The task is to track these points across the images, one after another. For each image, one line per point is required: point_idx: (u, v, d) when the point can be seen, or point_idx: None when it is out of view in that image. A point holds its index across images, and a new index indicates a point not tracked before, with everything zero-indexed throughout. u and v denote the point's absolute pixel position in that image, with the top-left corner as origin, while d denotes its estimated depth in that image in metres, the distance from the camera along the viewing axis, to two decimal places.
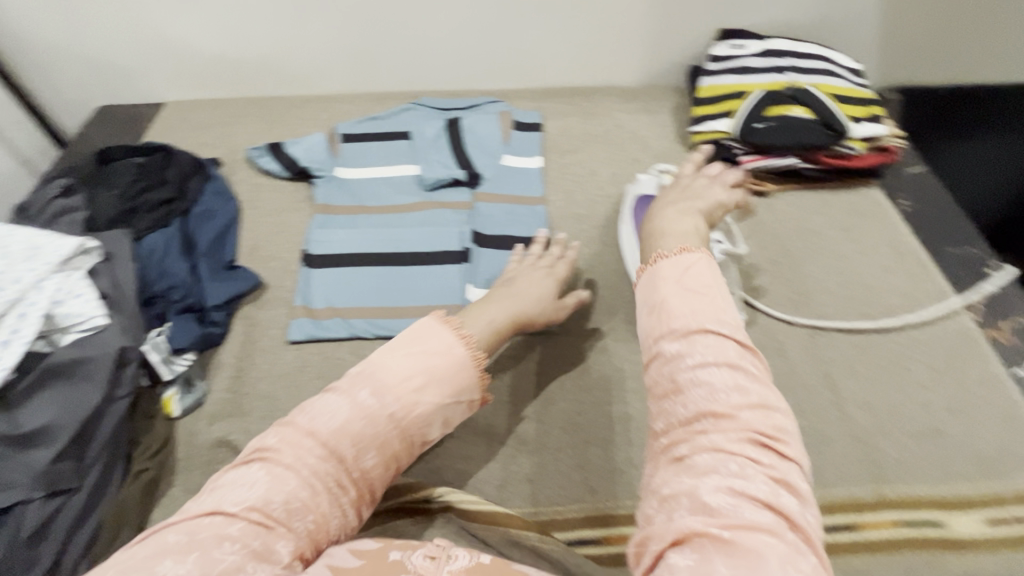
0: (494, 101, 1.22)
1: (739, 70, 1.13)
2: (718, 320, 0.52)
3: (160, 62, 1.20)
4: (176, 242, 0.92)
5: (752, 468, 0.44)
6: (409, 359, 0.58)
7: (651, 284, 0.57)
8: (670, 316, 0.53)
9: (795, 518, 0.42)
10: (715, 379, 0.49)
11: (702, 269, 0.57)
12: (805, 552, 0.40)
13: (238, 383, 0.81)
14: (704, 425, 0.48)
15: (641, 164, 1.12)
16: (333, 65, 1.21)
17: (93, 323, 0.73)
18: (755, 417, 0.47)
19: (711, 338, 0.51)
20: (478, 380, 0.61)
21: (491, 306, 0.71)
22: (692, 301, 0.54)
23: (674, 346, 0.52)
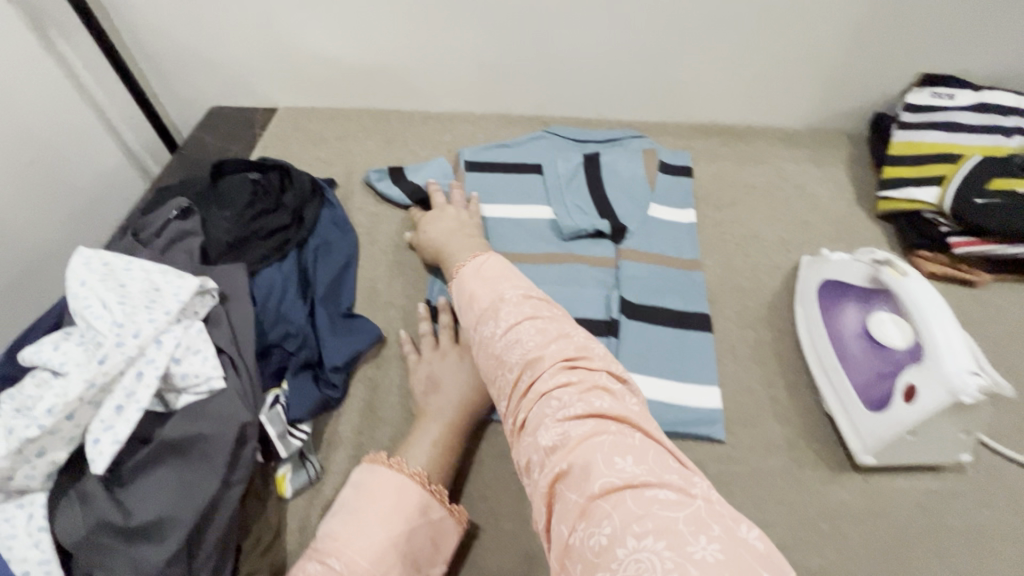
0: (638, 136, 1.07)
1: (946, 127, 0.94)
2: (507, 287, 0.58)
3: (281, 67, 1.12)
4: (294, 282, 0.83)
5: (569, 390, 0.48)
6: (343, 514, 0.59)
7: (457, 285, 0.62)
8: (475, 303, 0.58)
9: (614, 414, 0.46)
10: (527, 331, 0.53)
11: (493, 258, 0.63)
12: (631, 433, 0.45)
13: (357, 463, 0.70)
14: (524, 377, 0.51)
15: (813, 229, 0.95)
16: (464, 83, 1.10)
17: (210, 385, 0.64)
18: (557, 347, 0.51)
19: (515, 298, 0.57)
20: (426, 497, 0.62)
21: (423, 424, 0.68)
22: (491, 282, 0.59)
23: (484, 322, 0.56)
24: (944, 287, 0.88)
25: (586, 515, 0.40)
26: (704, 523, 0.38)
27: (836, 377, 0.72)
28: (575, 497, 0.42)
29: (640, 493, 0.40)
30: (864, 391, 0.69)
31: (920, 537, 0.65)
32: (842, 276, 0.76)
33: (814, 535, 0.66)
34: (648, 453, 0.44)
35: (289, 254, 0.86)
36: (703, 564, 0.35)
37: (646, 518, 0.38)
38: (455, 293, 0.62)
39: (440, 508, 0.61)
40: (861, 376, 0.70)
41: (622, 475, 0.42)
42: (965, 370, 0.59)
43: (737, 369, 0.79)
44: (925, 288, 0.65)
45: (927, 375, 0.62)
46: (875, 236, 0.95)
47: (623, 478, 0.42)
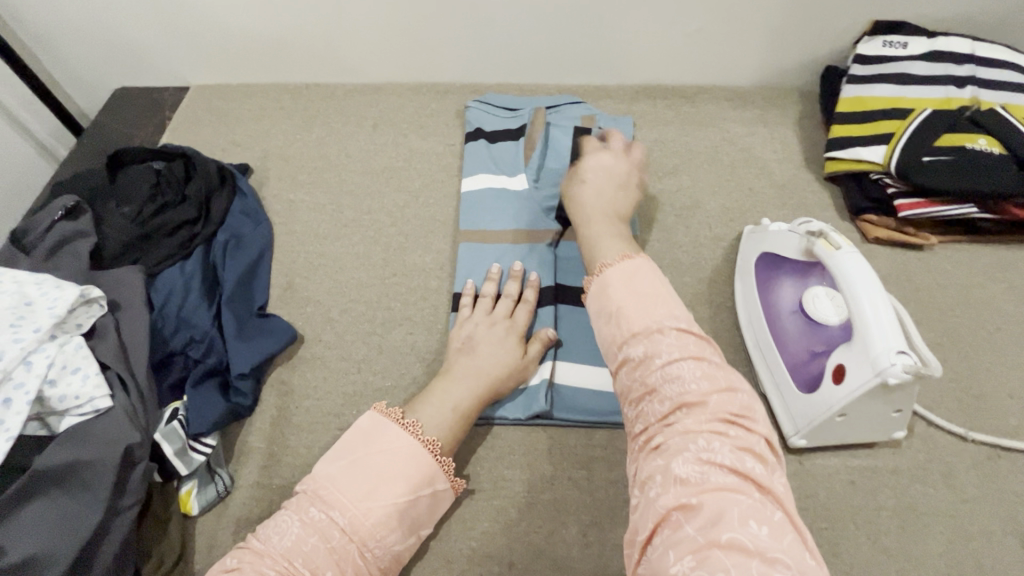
0: (576, 102, 0.99)
1: (896, 79, 0.88)
2: (674, 310, 0.54)
3: (182, 42, 1.01)
4: (197, 282, 0.76)
5: (717, 441, 0.45)
6: (353, 467, 0.57)
7: (599, 288, 0.58)
8: (625, 318, 0.55)
9: (761, 480, 0.44)
10: (684, 365, 0.50)
11: (650, 269, 0.58)
12: (773, 507, 0.42)
13: (268, 474, 0.66)
14: (677, 412, 0.48)
15: (759, 196, 0.90)
16: (385, 52, 1.01)
17: (94, 405, 0.59)
18: (718, 392, 0.49)
19: (677, 328, 0.53)
20: (440, 469, 0.60)
21: (450, 382, 0.67)
22: (648, 301, 0.55)
23: (639, 346, 0.53)
24: (890, 250, 0.84)
25: (703, 562, 0.39)
26: None
27: (768, 353, 0.70)
28: (693, 539, 0.40)
29: (769, 569, 0.38)
30: (795, 363, 0.67)
31: (853, 517, 0.64)
32: (778, 247, 0.72)
33: None
34: (789, 537, 0.40)
35: (194, 252, 0.80)
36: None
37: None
38: (596, 293, 0.58)
39: (444, 480, 0.60)
40: (789, 356, 0.68)
41: (753, 540, 0.39)
42: (894, 350, 0.56)
43: None
44: (858, 265, 0.61)
45: (856, 355, 0.59)
46: (823, 198, 0.90)
47: (754, 544, 0.39)
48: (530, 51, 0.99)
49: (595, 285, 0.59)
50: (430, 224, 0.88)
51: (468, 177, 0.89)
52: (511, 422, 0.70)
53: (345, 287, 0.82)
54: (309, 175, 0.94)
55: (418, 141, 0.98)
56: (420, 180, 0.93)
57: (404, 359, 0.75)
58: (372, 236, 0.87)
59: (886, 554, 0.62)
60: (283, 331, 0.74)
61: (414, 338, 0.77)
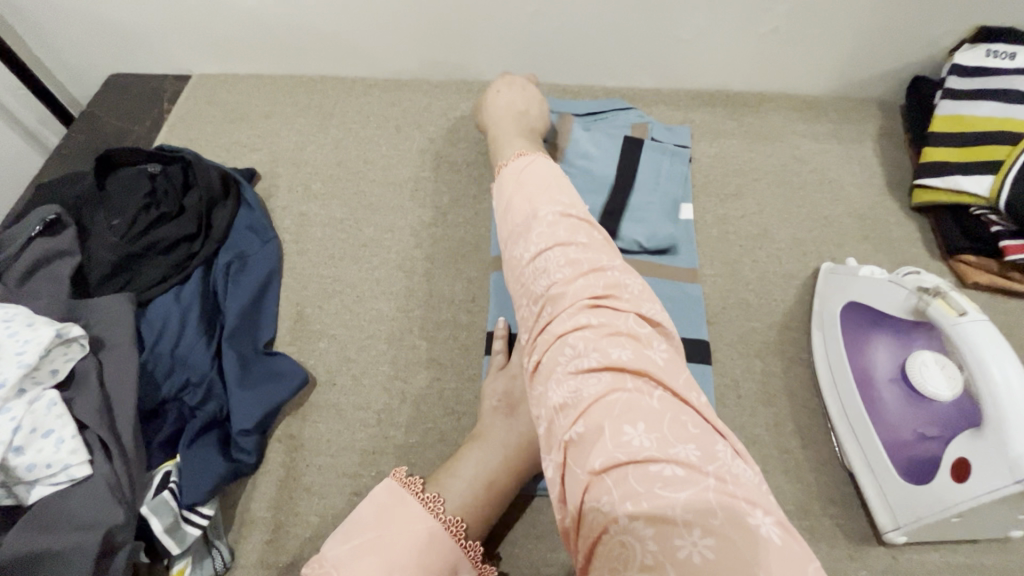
0: (625, 108, 0.87)
1: (1003, 97, 0.75)
2: (539, 205, 0.50)
3: (182, 26, 0.89)
4: (195, 313, 0.66)
5: (585, 338, 0.41)
6: (367, 553, 0.47)
7: (497, 199, 0.56)
8: (509, 225, 0.52)
9: (632, 364, 0.39)
10: (555, 261, 0.46)
11: (538, 166, 0.55)
12: (650, 391, 0.38)
13: (274, 548, 0.57)
14: (548, 316, 0.44)
15: (836, 226, 0.79)
16: (411, 45, 0.89)
17: (70, 473, 0.50)
18: (582, 279, 0.45)
19: (548, 219, 0.49)
20: (466, 559, 0.51)
21: (485, 451, 0.57)
22: (523, 201, 0.52)
23: (517, 249, 0.49)
24: (989, 297, 0.73)
25: (589, 482, 0.35)
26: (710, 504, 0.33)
27: (860, 427, 0.59)
28: (576, 455, 0.37)
29: (644, 470, 0.34)
30: (893, 442, 0.57)
31: None
32: (872, 299, 0.62)
33: None
34: (667, 417, 0.37)
35: (192, 275, 0.69)
36: (683, 564, 0.31)
37: (644, 497, 0.33)
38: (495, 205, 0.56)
39: (469, 568, 0.51)
40: (888, 435, 0.58)
41: (627, 447, 0.35)
42: None
43: (742, 414, 0.65)
44: (994, 336, 0.50)
45: (988, 457, 0.49)
46: (909, 231, 0.79)
47: (631, 447, 0.35)
48: (575, 48, 0.87)
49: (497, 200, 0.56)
50: (460, 247, 0.77)
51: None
52: None
53: (363, 321, 0.72)
54: (323, 184, 0.83)
55: (447, 148, 0.87)
56: (449, 195, 0.82)
57: (430, 410, 0.66)
58: (394, 259, 0.76)
59: None
60: (293, 374, 0.64)
61: (442, 384, 0.67)
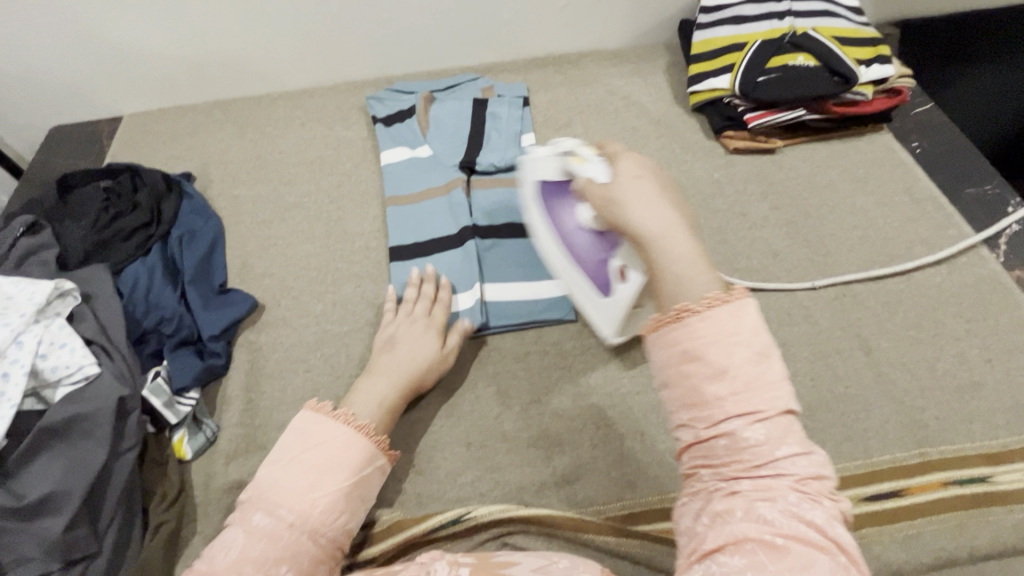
0: (474, 79, 1.14)
1: (732, 20, 1.05)
2: (771, 377, 0.44)
3: (113, 74, 1.11)
4: (160, 270, 0.85)
5: (794, 504, 0.41)
6: (293, 466, 0.61)
7: (703, 320, 0.45)
8: (734, 338, 0.44)
9: (840, 541, 0.40)
10: (776, 423, 0.43)
11: (749, 314, 0.45)
12: (854, 573, 0.39)
13: (251, 415, 0.76)
14: (750, 455, 0.43)
15: (641, 132, 1.07)
16: (301, 59, 1.13)
17: (83, 372, 0.67)
18: (811, 470, 0.42)
19: (781, 418, 0.43)
20: (378, 448, 0.66)
21: (375, 379, 0.72)
22: (755, 369, 0.44)
23: (735, 423, 0.43)
24: (750, 157, 1.01)
25: None
26: None
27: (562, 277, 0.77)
28: None
29: None
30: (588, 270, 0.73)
31: None
32: (545, 174, 0.77)
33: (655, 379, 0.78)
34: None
35: (153, 248, 0.89)
36: None
37: None
38: (691, 273, 0.47)
39: (382, 457, 0.66)
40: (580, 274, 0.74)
41: None
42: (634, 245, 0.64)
43: None
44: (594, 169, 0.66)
45: (631, 256, 0.66)
46: (693, 127, 1.08)
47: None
48: (431, 41, 1.13)
49: (650, 243, 0.50)
50: (364, 197, 1.00)
51: (385, 151, 1.03)
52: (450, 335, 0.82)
53: (298, 259, 0.92)
54: (249, 173, 1.05)
55: (343, 131, 1.10)
56: (350, 163, 1.05)
57: (356, 307, 0.87)
58: (314, 214, 0.98)
59: None
60: (245, 299, 0.85)
61: (363, 289, 0.89)
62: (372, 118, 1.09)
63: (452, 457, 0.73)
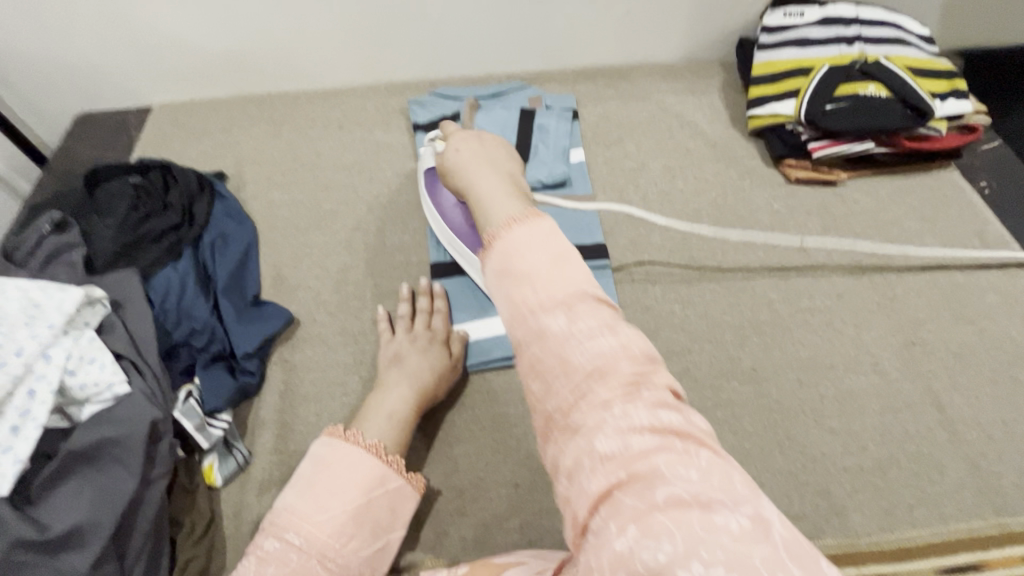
0: (521, 88, 1.09)
1: (798, 43, 0.99)
2: (567, 278, 0.41)
3: (145, 63, 1.06)
4: (192, 278, 0.81)
5: (626, 406, 0.36)
6: (298, 488, 0.59)
7: (503, 248, 0.43)
8: (527, 248, 0.42)
9: (680, 429, 0.35)
10: (583, 316, 0.40)
11: (528, 225, 0.44)
12: (702, 453, 0.34)
13: (285, 440, 0.72)
14: (577, 378, 0.38)
15: (695, 154, 1.02)
16: (342, 58, 1.08)
17: (113, 391, 0.63)
18: (627, 353, 0.38)
19: (588, 320, 0.39)
20: (391, 467, 0.62)
21: (383, 395, 0.69)
22: (554, 271, 0.41)
23: (546, 340, 0.39)
24: (811, 188, 0.97)
25: (648, 531, 0.31)
26: (782, 562, 0.29)
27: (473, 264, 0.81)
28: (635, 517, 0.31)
29: (709, 515, 0.31)
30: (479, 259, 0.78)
31: (802, 407, 0.74)
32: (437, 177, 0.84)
33: (712, 425, 0.74)
34: (722, 474, 0.33)
35: (184, 253, 0.83)
36: None
37: (695, 507, 0.31)
38: (495, 212, 0.48)
39: (396, 478, 0.62)
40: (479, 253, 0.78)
41: (689, 489, 0.32)
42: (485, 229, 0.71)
43: (636, 291, 0.86)
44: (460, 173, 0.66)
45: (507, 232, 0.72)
46: (750, 151, 1.03)
47: (690, 490, 0.32)
48: (478, 46, 1.08)
49: (473, 201, 0.52)
50: (404, 208, 0.95)
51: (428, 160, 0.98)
52: (500, 363, 0.77)
53: (333, 272, 0.88)
54: (284, 176, 1.00)
55: (383, 136, 1.05)
56: (390, 170, 1.00)
57: None
58: (352, 223, 0.93)
59: (830, 433, 0.72)
60: (278, 313, 0.80)
61: None
62: (414, 125, 1.04)
63: (499, 498, 0.68)
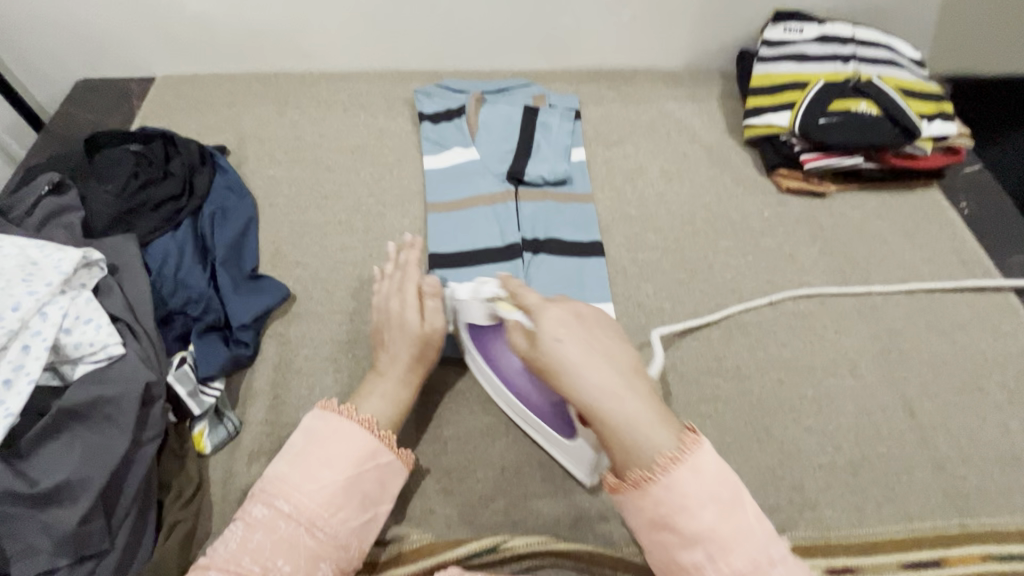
0: (526, 84, 1.10)
1: (796, 58, 1.03)
2: (719, 511, 0.46)
3: (151, 33, 1.05)
4: (190, 248, 0.81)
5: None
6: (290, 458, 0.59)
7: (651, 498, 0.47)
8: (684, 510, 0.46)
9: None
10: (747, 556, 0.45)
11: (683, 466, 0.47)
12: None
13: (276, 412, 0.73)
14: (718, 573, 0.45)
15: (692, 159, 1.05)
16: (351, 42, 1.09)
17: (108, 352, 0.63)
18: (765, 545, 0.46)
19: (745, 545, 0.45)
20: (383, 443, 0.62)
21: (373, 377, 0.69)
22: (715, 517, 0.46)
23: (696, 556, 0.46)
24: (801, 199, 1.00)
25: None
26: None
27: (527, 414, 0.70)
28: None
29: None
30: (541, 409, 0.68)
31: (782, 405, 0.77)
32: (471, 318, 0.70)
33: (695, 418, 0.76)
34: None
35: (182, 223, 0.83)
36: None
37: None
38: (640, 430, 0.49)
39: (387, 452, 0.62)
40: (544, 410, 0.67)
41: None
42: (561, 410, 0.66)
43: (629, 288, 0.88)
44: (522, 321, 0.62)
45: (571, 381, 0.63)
46: (745, 160, 1.06)
47: None
48: (487, 39, 1.10)
49: (602, 414, 0.51)
50: (406, 194, 0.96)
51: (431, 150, 1.00)
52: None
53: (331, 252, 0.88)
54: (286, 154, 1.00)
55: (388, 122, 1.06)
56: (393, 156, 1.01)
57: None
58: (352, 205, 0.94)
59: (807, 431, 0.75)
60: (275, 287, 0.80)
61: None
62: (419, 113, 1.05)
63: (485, 479, 0.70)
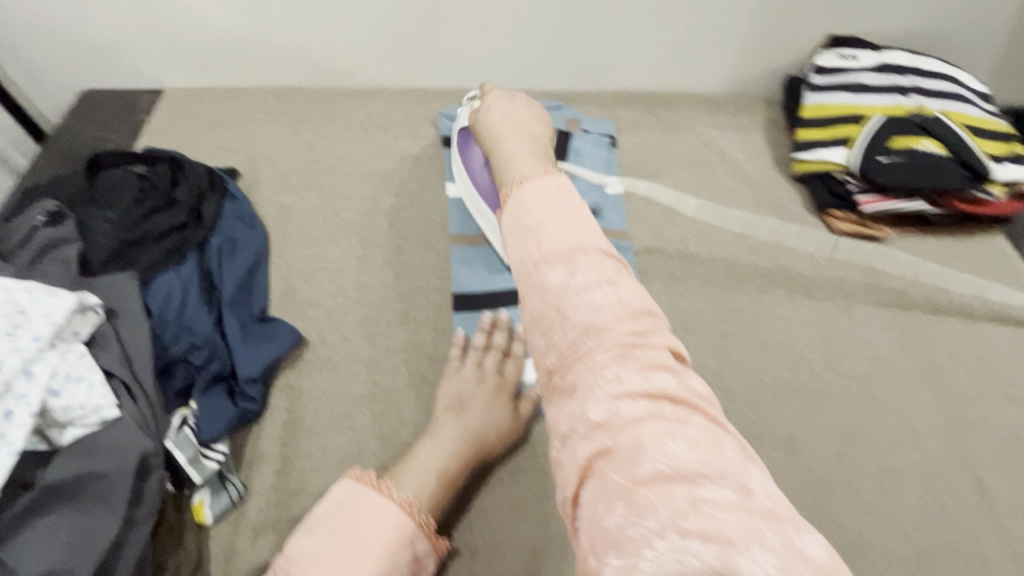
0: (558, 107, 1.03)
1: (852, 88, 0.95)
2: (580, 236, 0.45)
3: (159, 44, 0.99)
4: (195, 287, 0.74)
5: (627, 369, 0.39)
6: (323, 537, 0.55)
7: (518, 204, 0.47)
8: (540, 239, 0.45)
9: (679, 398, 0.38)
10: (616, 299, 0.42)
11: (544, 183, 0.48)
12: (691, 418, 0.37)
13: (285, 478, 0.66)
14: (584, 341, 0.41)
15: (735, 195, 0.97)
16: (373, 58, 1.02)
17: (101, 415, 0.56)
18: (628, 313, 0.41)
19: (612, 309, 0.41)
20: (420, 529, 0.58)
21: (431, 444, 0.64)
22: (566, 226, 0.45)
23: (554, 312, 0.42)
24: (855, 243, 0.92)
25: (630, 500, 0.34)
26: (759, 528, 0.32)
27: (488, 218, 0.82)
28: (621, 469, 0.35)
29: (695, 492, 0.33)
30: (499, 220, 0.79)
31: (840, 482, 0.70)
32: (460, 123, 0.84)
33: None
34: (712, 443, 0.36)
35: (187, 257, 0.76)
36: None
37: (695, 514, 0.32)
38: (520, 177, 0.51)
39: (424, 541, 0.58)
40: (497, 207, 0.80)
41: (673, 462, 0.34)
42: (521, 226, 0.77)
43: None
44: None
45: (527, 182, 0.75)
46: (792, 197, 0.98)
47: (676, 466, 0.34)
48: (517, 59, 1.03)
49: (501, 158, 0.56)
50: (427, 226, 0.89)
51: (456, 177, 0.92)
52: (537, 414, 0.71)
53: (347, 291, 0.82)
54: (300, 179, 0.94)
55: (410, 145, 0.99)
56: (414, 183, 0.94)
57: (413, 358, 0.76)
58: (370, 238, 0.87)
59: (868, 513, 0.68)
60: (286, 332, 0.74)
61: (421, 336, 0.78)
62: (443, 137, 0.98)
63: (513, 562, 0.63)
